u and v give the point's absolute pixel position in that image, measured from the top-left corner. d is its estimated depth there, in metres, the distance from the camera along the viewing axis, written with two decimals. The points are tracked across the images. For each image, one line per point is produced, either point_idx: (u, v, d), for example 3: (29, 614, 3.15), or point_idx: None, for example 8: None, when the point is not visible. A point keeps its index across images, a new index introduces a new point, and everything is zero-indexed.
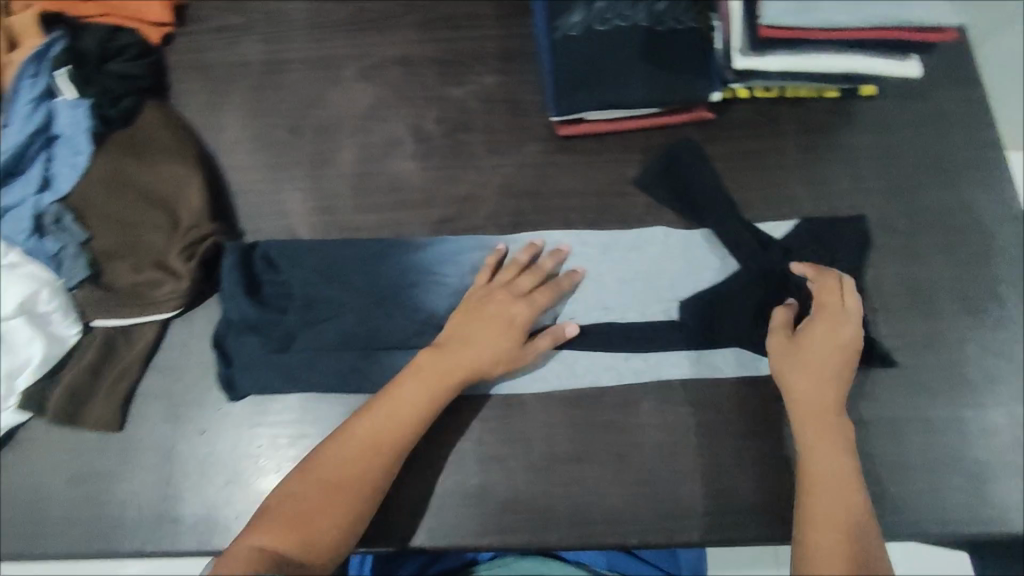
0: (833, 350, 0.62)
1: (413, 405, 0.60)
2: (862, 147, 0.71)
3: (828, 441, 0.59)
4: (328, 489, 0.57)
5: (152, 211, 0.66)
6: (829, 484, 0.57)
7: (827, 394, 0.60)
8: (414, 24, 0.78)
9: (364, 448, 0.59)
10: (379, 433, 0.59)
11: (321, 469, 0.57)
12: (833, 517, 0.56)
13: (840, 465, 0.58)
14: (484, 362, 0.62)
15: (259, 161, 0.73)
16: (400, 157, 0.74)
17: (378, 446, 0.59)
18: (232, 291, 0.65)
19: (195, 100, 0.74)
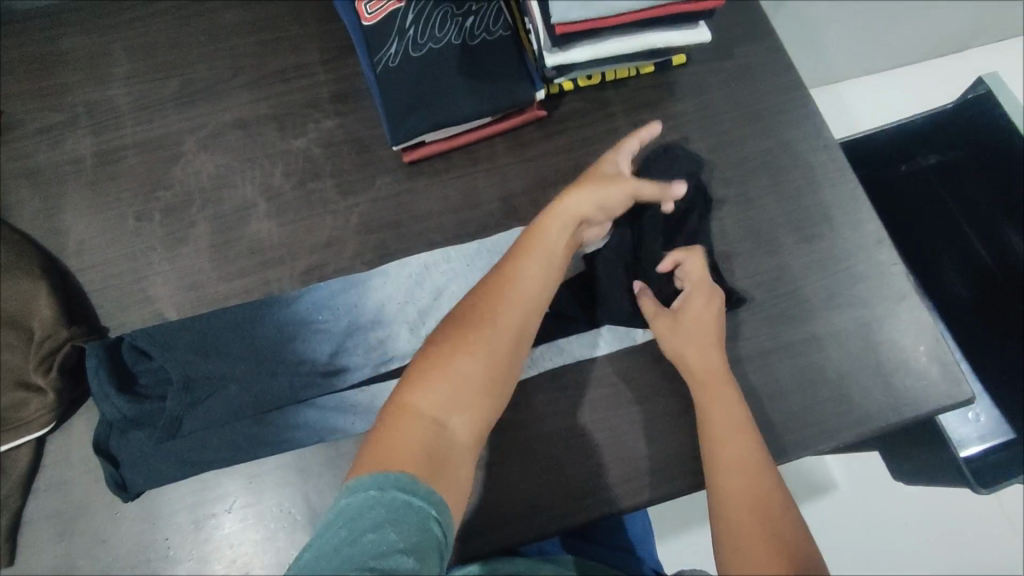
0: (710, 319, 0.64)
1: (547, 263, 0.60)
2: (680, 113, 0.78)
3: (726, 399, 0.61)
4: (493, 347, 0.55)
5: (4, 331, 0.65)
6: (732, 437, 0.58)
7: (715, 357, 0.63)
8: (244, 85, 0.78)
9: (512, 316, 0.57)
10: (525, 294, 0.58)
11: (478, 348, 0.54)
12: (742, 467, 0.57)
13: (740, 419, 0.59)
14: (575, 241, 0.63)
15: (108, 256, 0.70)
16: (256, 219, 0.72)
17: (529, 309, 0.58)
18: (103, 391, 0.62)
19: (29, 208, 0.72)
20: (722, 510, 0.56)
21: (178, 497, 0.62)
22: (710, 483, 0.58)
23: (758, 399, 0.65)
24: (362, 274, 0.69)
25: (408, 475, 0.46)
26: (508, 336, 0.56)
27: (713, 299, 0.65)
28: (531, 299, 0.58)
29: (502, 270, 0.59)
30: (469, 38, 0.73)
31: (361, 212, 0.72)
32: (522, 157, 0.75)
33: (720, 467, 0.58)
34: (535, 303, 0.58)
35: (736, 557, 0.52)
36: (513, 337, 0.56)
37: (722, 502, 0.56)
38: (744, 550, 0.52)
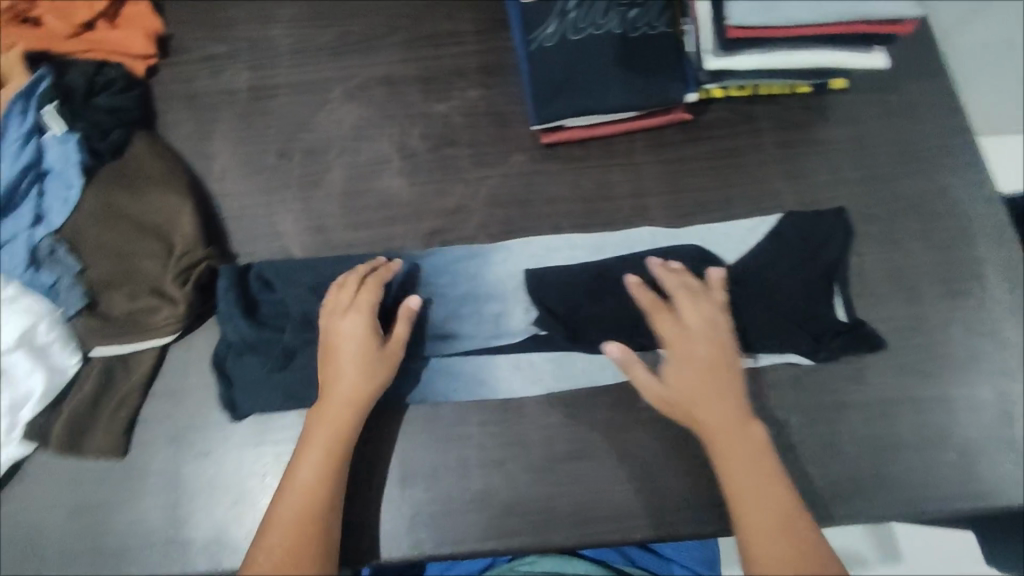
0: (722, 359, 0.61)
1: (327, 448, 0.58)
2: (832, 140, 0.74)
3: (745, 443, 0.57)
4: (285, 544, 0.54)
5: (147, 239, 0.67)
6: (763, 486, 0.55)
7: (716, 406, 0.59)
8: (396, 44, 0.79)
9: (295, 498, 0.56)
10: (301, 490, 0.56)
11: (274, 555, 0.54)
12: (776, 520, 0.54)
13: (759, 469, 0.56)
14: (361, 395, 0.59)
15: (247, 186, 0.73)
16: (389, 174, 0.73)
17: (313, 507, 0.56)
18: (230, 311, 0.65)
19: (182, 129, 0.76)
20: (766, 562, 0.53)
21: (278, 429, 0.64)
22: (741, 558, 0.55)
23: (872, 450, 0.62)
24: (480, 249, 0.69)
25: None
26: (292, 544, 0.54)
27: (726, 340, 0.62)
28: (311, 494, 0.56)
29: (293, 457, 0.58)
30: (629, 29, 0.71)
31: (490, 187, 0.72)
32: (659, 158, 0.74)
33: (743, 514, 0.55)
34: (328, 487, 0.57)
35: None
36: (319, 523, 0.55)
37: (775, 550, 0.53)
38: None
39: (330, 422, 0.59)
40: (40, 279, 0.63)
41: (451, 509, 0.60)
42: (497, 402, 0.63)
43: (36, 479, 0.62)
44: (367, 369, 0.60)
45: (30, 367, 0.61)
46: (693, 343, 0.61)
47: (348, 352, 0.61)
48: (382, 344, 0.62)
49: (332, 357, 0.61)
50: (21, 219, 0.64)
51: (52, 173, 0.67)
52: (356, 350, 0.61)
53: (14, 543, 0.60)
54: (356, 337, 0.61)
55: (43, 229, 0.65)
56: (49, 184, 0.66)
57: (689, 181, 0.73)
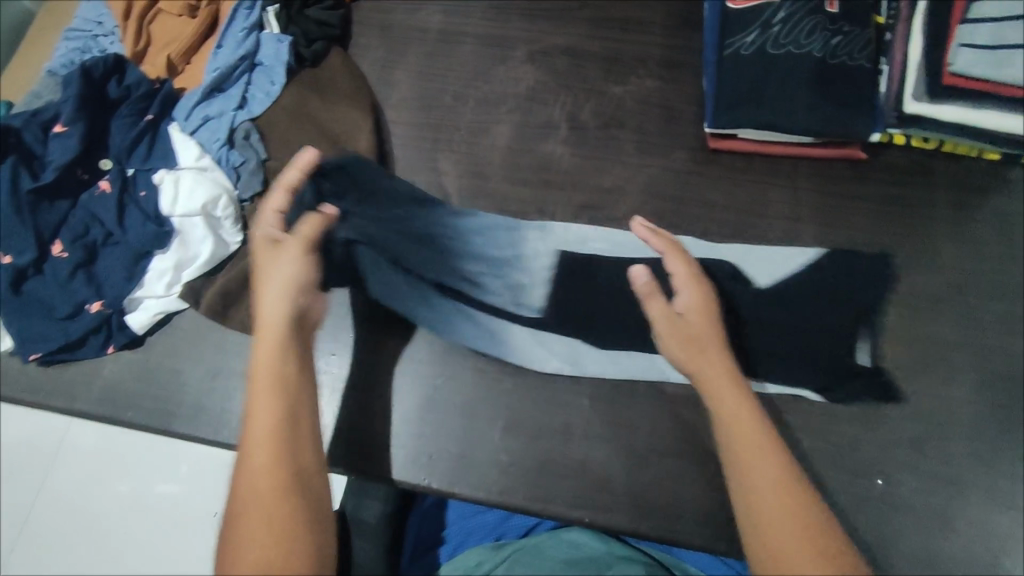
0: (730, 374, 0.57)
1: (282, 365, 0.53)
2: (1013, 213, 0.70)
3: (765, 466, 0.50)
4: (266, 465, 0.48)
5: (325, 146, 0.71)
6: (772, 510, 0.48)
7: (753, 435, 0.52)
8: (585, 20, 0.81)
9: (264, 425, 0.50)
10: (266, 421, 0.50)
11: (251, 492, 0.47)
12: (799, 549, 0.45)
13: (769, 490, 0.48)
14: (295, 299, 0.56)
15: (420, 120, 0.77)
16: (553, 141, 0.75)
17: (277, 442, 0.49)
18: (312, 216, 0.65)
19: (372, 55, 0.80)
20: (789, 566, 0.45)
21: (404, 350, 0.66)
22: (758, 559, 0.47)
23: (984, 534, 0.59)
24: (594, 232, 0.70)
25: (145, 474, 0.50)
26: (272, 472, 0.47)
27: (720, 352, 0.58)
28: (279, 410, 0.50)
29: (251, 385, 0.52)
30: (829, 55, 0.70)
31: (649, 176, 0.73)
32: (822, 188, 0.72)
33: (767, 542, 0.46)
34: (290, 404, 0.51)
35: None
36: (288, 467, 0.48)
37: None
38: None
39: (269, 351, 0.53)
40: (231, 157, 0.68)
41: (547, 469, 0.62)
42: (611, 381, 0.64)
43: (185, 335, 0.67)
44: (289, 288, 0.56)
45: (204, 233, 0.66)
46: (687, 338, 0.59)
47: (275, 285, 0.56)
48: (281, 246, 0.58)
49: (262, 268, 0.58)
50: (228, 99, 0.69)
51: (262, 67, 0.72)
52: (288, 275, 0.57)
53: (155, 387, 0.66)
54: (296, 259, 0.58)
55: (243, 114, 0.69)
56: (256, 76, 0.71)
57: (852, 219, 0.71)
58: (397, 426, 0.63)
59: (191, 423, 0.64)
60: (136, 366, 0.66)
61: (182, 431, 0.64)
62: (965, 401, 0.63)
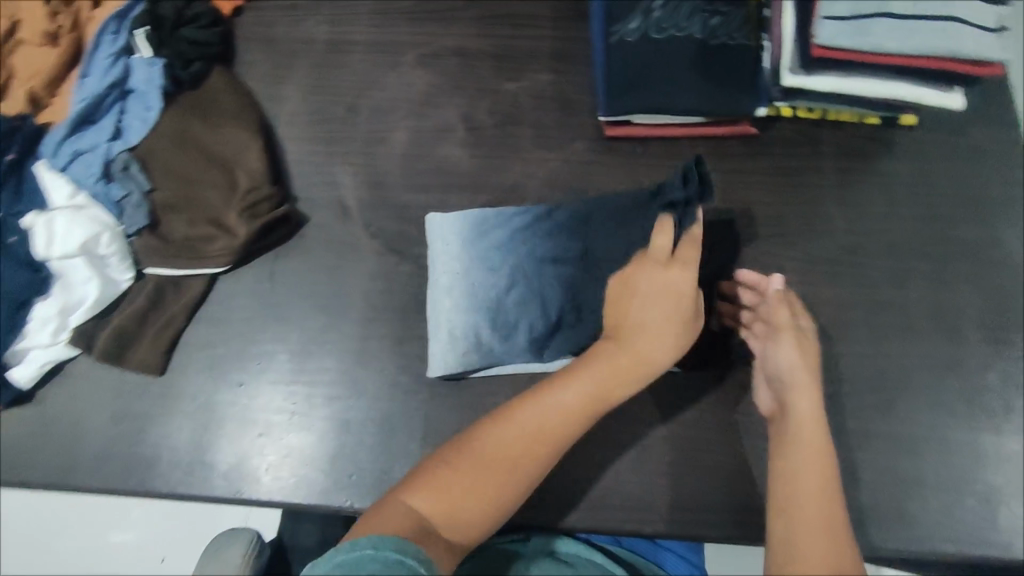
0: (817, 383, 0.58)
1: (591, 391, 0.56)
2: (894, 172, 0.73)
3: (807, 455, 0.54)
4: (506, 459, 0.54)
5: (213, 170, 0.68)
6: (809, 499, 0.52)
7: (813, 435, 0.55)
8: (475, 19, 0.80)
9: (523, 426, 0.55)
10: (544, 414, 0.56)
11: (491, 457, 0.54)
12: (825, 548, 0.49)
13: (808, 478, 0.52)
14: (621, 366, 0.57)
15: (314, 134, 0.75)
16: (451, 144, 0.74)
17: (556, 426, 0.55)
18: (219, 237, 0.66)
19: (259, 71, 0.78)
20: None
21: (315, 371, 0.65)
22: None
23: (892, 483, 0.62)
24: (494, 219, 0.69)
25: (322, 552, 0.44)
26: (518, 453, 0.54)
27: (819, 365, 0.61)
28: (568, 418, 0.55)
29: (553, 380, 0.57)
30: (708, 36, 0.72)
31: (549, 170, 0.73)
32: (717, 166, 0.74)
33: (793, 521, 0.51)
34: (583, 419, 0.56)
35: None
36: (522, 476, 0.54)
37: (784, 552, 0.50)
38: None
39: (619, 362, 0.57)
40: (111, 192, 0.65)
41: None
42: (526, 377, 0.65)
43: (79, 382, 0.64)
44: (664, 334, 0.58)
45: (88, 274, 0.63)
46: (806, 351, 0.59)
47: (662, 313, 0.58)
48: (690, 322, 0.59)
49: (630, 277, 0.61)
50: (101, 131, 0.66)
51: (135, 94, 0.69)
52: (671, 293, 0.59)
53: (51, 441, 0.62)
54: (691, 277, 0.59)
55: (119, 144, 0.66)
56: (131, 103, 0.68)
57: (747, 192, 0.73)
58: (312, 451, 0.62)
59: (94, 474, 0.61)
60: (30, 422, 0.63)
61: (85, 483, 0.61)
62: (864, 357, 0.66)
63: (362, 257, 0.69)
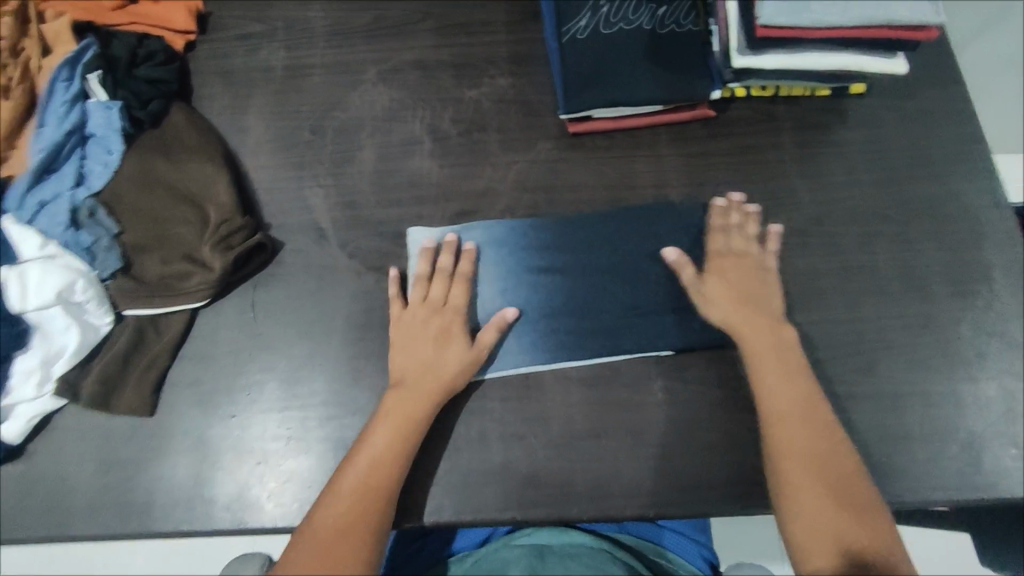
0: (760, 317, 0.64)
1: (393, 434, 0.60)
2: (850, 141, 0.75)
3: (795, 399, 0.61)
4: (349, 524, 0.56)
5: (182, 207, 0.68)
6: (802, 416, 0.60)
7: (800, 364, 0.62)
8: (429, 31, 0.81)
9: (351, 485, 0.58)
10: (365, 464, 0.59)
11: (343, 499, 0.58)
12: (818, 475, 0.58)
13: (788, 412, 0.60)
14: (443, 381, 0.62)
15: (280, 160, 0.75)
16: (419, 156, 0.75)
17: (378, 476, 0.58)
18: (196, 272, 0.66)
19: (219, 103, 0.78)
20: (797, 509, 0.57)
21: (307, 394, 0.65)
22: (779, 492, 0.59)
23: (881, 440, 0.63)
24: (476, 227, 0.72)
25: None
26: (353, 514, 0.57)
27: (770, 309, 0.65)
28: (381, 467, 0.59)
29: (360, 438, 0.61)
30: (657, 26, 0.74)
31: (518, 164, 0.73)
32: (681, 151, 0.75)
33: (787, 459, 0.59)
34: (394, 464, 0.59)
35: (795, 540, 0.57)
36: (372, 524, 0.57)
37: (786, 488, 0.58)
38: (811, 539, 0.56)
39: (405, 403, 0.61)
40: (80, 239, 0.64)
41: (472, 479, 0.62)
42: (516, 377, 0.65)
43: (67, 433, 0.63)
44: (452, 367, 0.63)
45: (66, 323, 0.63)
46: (749, 295, 0.65)
47: (433, 348, 0.63)
48: (466, 346, 0.64)
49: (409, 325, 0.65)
50: (64, 179, 0.65)
51: (95, 138, 0.68)
52: (446, 331, 0.64)
53: (45, 494, 0.61)
54: (456, 317, 0.65)
55: (83, 190, 0.66)
56: (91, 148, 0.68)
57: (711, 174, 0.74)
58: (312, 474, 0.62)
59: (93, 522, 0.60)
60: (21, 479, 0.62)
61: (86, 532, 0.60)
62: (841, 321, 0.68)
63: (342, 277, 0.69)
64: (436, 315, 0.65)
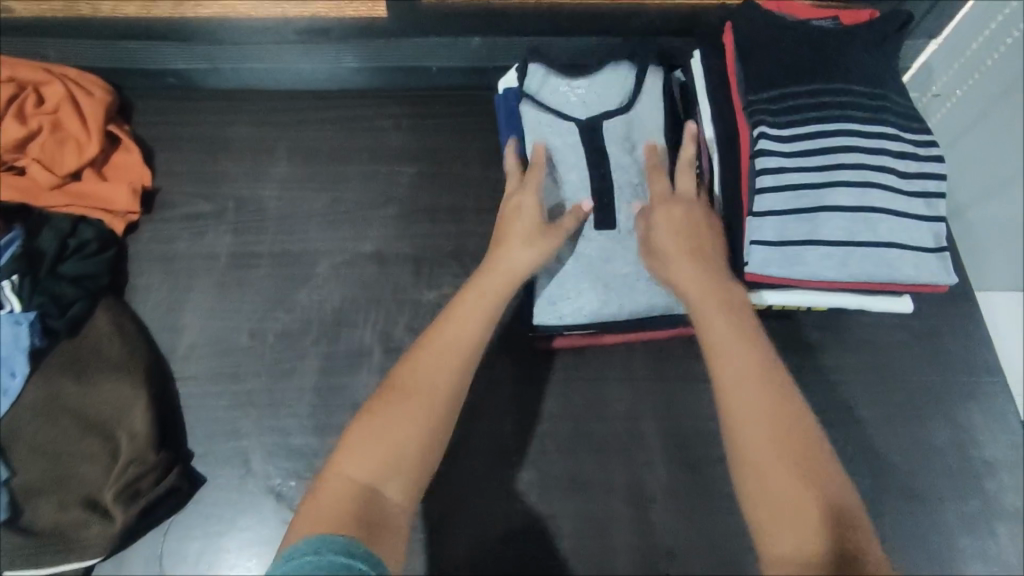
0: (731, 321, 0.48)
1: (480, 313, 0.53)
2: (851, 369, 0.67)
3: (762, 421, 0.43)
4: (407, 418, 0.45)
5: (89, 440, 0.60)
6: (753, 395, 0.43)
7: (735, 346, 0.46)
8: (391, 216, 0.75)
9: (434, 350, 0.49)
10: (440, 355, 0.49)
11: (411, 389, 0.47)
12: (777, 439, 0.41)
13: (744, 373, 0.45)
14: (521, 266, 0.56)
15: (212, 369, 0.67)
16: (367, 370, 0.67)
17: (458, 343, 0.50)
18: (94, 524, 0.57)
19: (153, 296, 0.71)
20: (774, 529, 0.39)
21: None
22: (743, 480, 0.42)
23: None
24: (574, 165, 0.65)
25: (342, 538, 0.37)
26: (429, 394, 0.47)
27: (711, 245, 0.55)
28: (461, 356, 0.50)
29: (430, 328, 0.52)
30: None
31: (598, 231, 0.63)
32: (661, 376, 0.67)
33: (740, 410, 0.43)
34: (476, 345, 0.51)
35: (770, 523, 0.39)
36: (444, 406, 0.47)
37: (761, 518, 0.40)
38: (775, 512, 0.39)
39: (484, 291, 0.54)
40: None
41: None
42: None
43: None
44: (531, 242, 0.57)
45: None
46: (712, 284, 0.51)
47: (520, 232, 0.58)
48: (546, 222, 0.59)
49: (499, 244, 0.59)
50: None
51: None
52: (526, 236, 0.58)
53: None
54: (524, 211, 0.59)
55: None
56: None
57: (696, 401, 0.66)
58: None
59: None
60: None
61: None
62: None
63: (268, 524, 0.61)
64: (503, 238, 0.59)
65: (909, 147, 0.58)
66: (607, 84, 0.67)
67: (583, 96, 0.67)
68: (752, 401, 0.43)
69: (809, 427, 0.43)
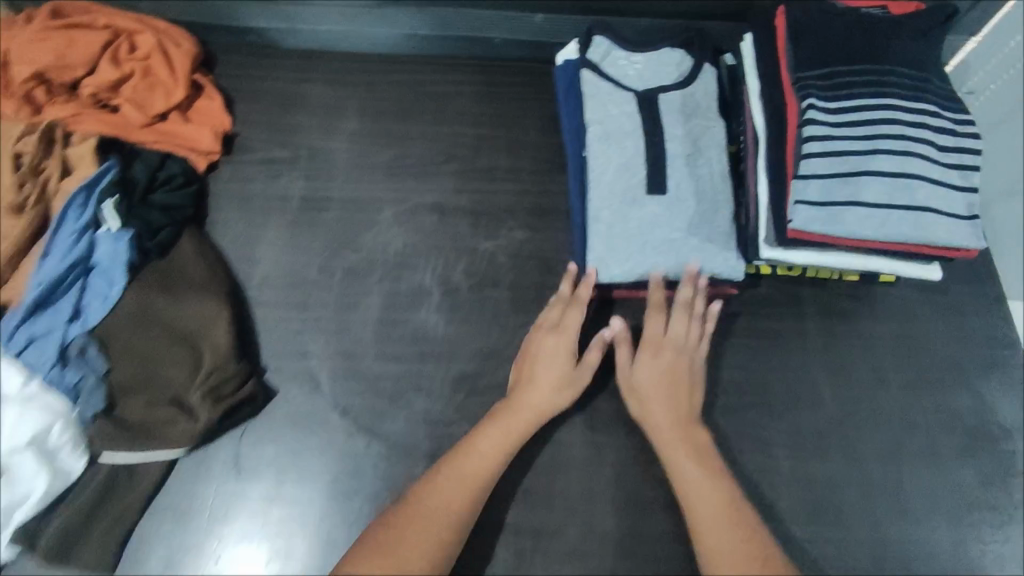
0: (700, 440, 0.62)
1: (507, 431, 0.61)
2: (879, 335, 0.72)
3: (716, 508, 0.58)
4: (433, 520, 0.57)
5: (177, 348, 0.66)
6: (715, 504, 0.58)
7: (700, 464, 0.60)
8: (452, 173, 0.81)
9: (459, 475, 0.59)
10: (471, 461, 0.60)
11: (440, 494, 0.58)
12: (730, 531, 0.57)
13: (707, 489, 0.59)
14: (546, 405, 0.63)
15: (284, 298, 0.73)
16: (426, 308, 0.72)
17: (481, 472, 0.59)
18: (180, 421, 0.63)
19: (231, 230, 0.77)
20: None
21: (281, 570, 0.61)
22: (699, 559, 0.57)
23: None
24: (629, 124, 0.70)
25: None
26: (452, 502, 0.58)
27: (687, 367, 0.65)
28: (491, 462, 0.60)
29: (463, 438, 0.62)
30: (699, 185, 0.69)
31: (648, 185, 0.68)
32: None
33: (699, 510, 0.58)
34: (505, 453, 0.61)
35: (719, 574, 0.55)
36: (464, 503, 0.58)
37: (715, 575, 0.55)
38: None
39: (511, 421, 0.62)
40: (65, 378, 0.63)
41: None
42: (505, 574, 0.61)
43: None
44: (560, 387, 0.64)
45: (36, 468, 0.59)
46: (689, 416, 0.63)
47: (547, 370, 0.64)
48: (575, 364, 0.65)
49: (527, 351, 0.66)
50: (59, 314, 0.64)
51: (98, 269, 0.67)
52: (557, 371, 0.64)
53: None
54: (556, 341, 0.66)
55: (77, 326, 0.65)
56: (93, 280, 0.67)
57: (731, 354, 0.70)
58: None
59: None
60: None
61: None
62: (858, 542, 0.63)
63: (334, 437, 0.66)
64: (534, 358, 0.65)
65: (949, 124, 0.63)
66: (663, 63, 0.74)
67: (639, 70, 0.73)
68: (711, 501, 0.58)
69: (752, 521, 0.58)
